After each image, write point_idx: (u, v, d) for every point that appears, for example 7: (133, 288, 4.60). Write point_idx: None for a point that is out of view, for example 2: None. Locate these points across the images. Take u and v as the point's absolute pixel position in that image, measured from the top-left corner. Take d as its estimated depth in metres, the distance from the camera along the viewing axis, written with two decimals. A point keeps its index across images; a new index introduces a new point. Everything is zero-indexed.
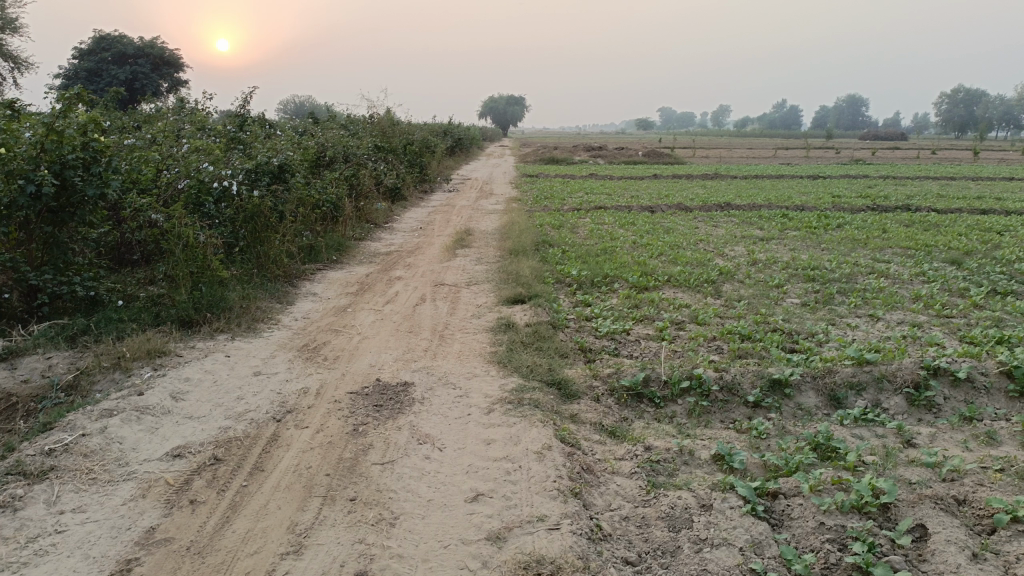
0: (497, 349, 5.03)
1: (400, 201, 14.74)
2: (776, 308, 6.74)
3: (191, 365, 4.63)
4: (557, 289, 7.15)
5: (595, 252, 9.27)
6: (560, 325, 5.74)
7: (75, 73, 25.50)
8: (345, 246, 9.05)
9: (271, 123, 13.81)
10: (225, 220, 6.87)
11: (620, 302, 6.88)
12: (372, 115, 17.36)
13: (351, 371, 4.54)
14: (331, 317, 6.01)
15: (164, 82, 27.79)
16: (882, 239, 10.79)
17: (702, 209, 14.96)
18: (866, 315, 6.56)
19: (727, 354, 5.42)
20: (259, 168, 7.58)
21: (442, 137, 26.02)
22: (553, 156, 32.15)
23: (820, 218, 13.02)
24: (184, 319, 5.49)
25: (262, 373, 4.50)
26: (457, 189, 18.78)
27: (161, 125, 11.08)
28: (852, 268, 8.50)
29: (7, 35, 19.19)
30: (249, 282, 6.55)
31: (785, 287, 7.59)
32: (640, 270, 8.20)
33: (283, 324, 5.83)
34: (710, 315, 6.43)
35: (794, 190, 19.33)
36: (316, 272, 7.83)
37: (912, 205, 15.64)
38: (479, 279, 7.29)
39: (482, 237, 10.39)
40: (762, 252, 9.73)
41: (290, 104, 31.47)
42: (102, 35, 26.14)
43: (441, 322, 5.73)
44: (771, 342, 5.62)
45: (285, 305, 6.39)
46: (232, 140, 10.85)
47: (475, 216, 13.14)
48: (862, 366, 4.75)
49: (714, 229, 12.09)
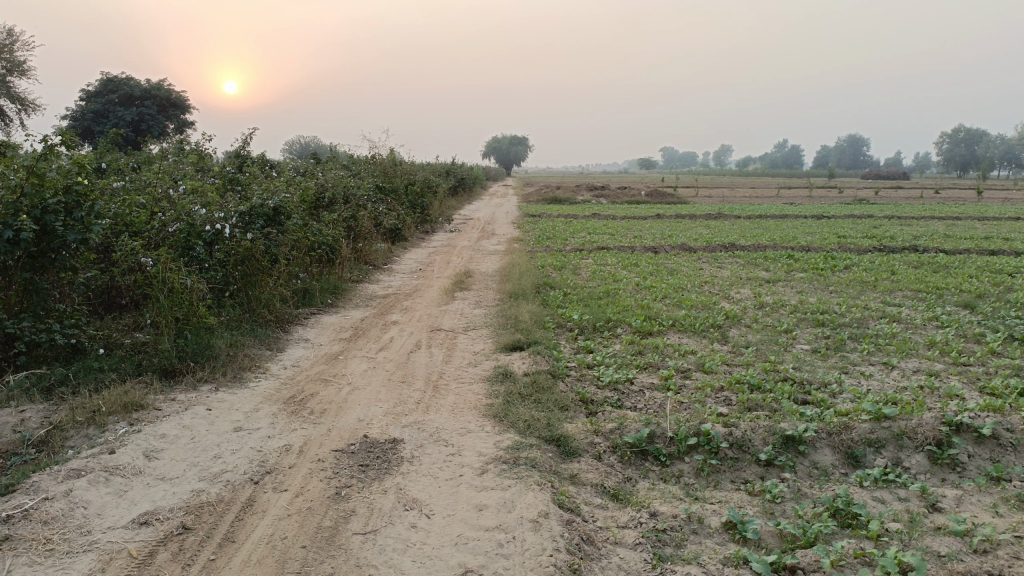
0: (493, 402, 4.77)
1: (400, 242, 14.58)
2: (785, 355, 6.49)
3: (169, 420, 4.38)
4: (558, 335, 6.91)
5: (597, 294, 9.05)
6: (561, 375, 5.49)
7: (82, 114, 25.63)
8: (342, 289, 8.84)
9: (271, 163, 13.73)
10: (215, 264, 6.67)
11: (623, 348, 6.63)
12: (374, 156, 17.30)
13: (338, 426, 4.28)
14: (322, 366, 5.77)
15: (170, 124, 27.93)
16: (891, 281, 10.56)
17: (706, 249, 14.77)
18: (880, 363, 6.29)
19: (735, 406, 5.16)
20: (253, 211, 7.41)
21: (445, 178, 26.03)
22: (556, 196, 32.14)
23: (827, 259, 12.81)
24: (167, 368, 5.26)
25: (243, 429, 4.25)
26: (458, 230, 18.66)
27: (160, 165, 10.97)
28: (862, 313, 8.26)
29: (15, 77, 19.28)
30: (238, 327, 6.33)
31: (794, 332, 7.35)
32: (644, 314, 7.97)
33: (271, 372, 5.59)
34: (717, 363, 6.18)
35: (799, 230, 19.18)
36: (310, 316, 7.61)
37: (920, 245, 15.44)
38: (477, 324, 7.06)
39: (482, 279, 10.19)
40: (768, 295, 9.51)
41: (295, 145, 31.62)
42: (110, 77, 26.37)
43: (435, 371, 5.49)
44: (781, 392, 5.36)
45: (275, 352, 6.15)
46: (230, 181, 10.73)
47: (477, 257, 12.97)
48: (880, 421, 4.49)
49: (719, 270, 11.89)
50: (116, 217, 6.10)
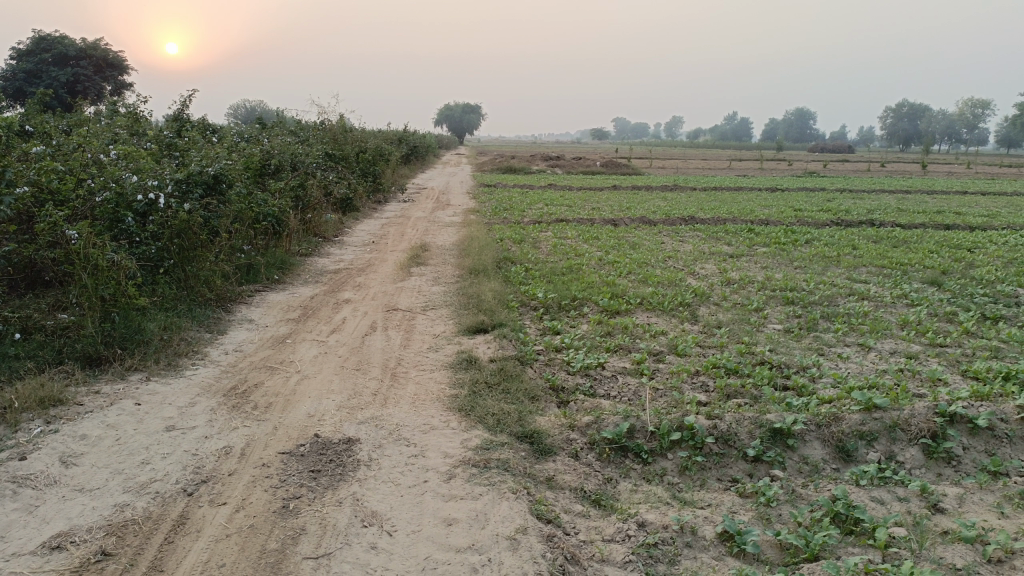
0: (458, 392, 4.37)
1: (351, 213, 13.96)
2: (759, 336, 6.22)
3: (90, 418, 3.87)
4: (522, 314, 6.52)
5: (560, 270, 8.68)
6: (528, 360, 5.10)
7: (12, 73, 24.11)
8: (290, 264, 8.29)
9: (213, 128, 12.95)
10: (147, 238, 6.11)
11: (591, 329, 6.29)
12: (323, 122, 16.54)
13: (285, 423, 3.84)
14: (267, 351, 5.28)
15: (107, 85, 26.41)
16: (854, 256, 10.43)
17: (665, 222, 14.51)
18: (856, 345, 6.06)
19: (714, 395, 4.85)
20: (190, 178, 6.83)
21: (398, 146, 25.31)
22: (510, 166, 31.57)
23: (788, 233, 12.66)
24: (92, 355, 4.72)
25: (177, 428, 3.77)
26: (412, 200, 18.08)
27: (91, 128, 10.17)
28: (831, 289, 8.06)
29: None
30: (173, 308, 5.79)
31: (765, 310, 7.09)
32: (610, 291, 7.63)
33: (210, 359, 5.08)
34: (690, 345, 5.88)
35: (757, 203, 19.10)
36: (254, 294, 7.08)
37: (876, 219, 15.44)
38: (436, 303, 6.62)
39: (438, 253, 9.72)
40: (734, 270, 9.26)
41: (242, 110, 30.39)
42: (41, 35, 24.78)
43: (393, 356, 5.06)
44: (761, 378, 5.07)
45: (215, 335, 5.64)
46: (168, 147, 10.01)
47: (432, 229, 12.46)
48: (870, 412, 4.23)
49: (681, 244, 11.62)
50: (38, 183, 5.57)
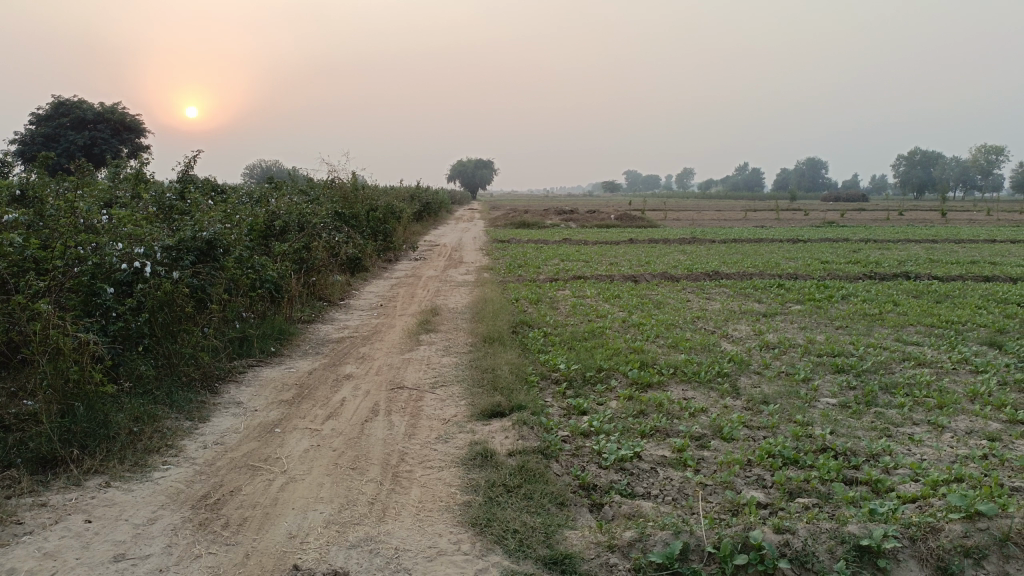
0: (470, 500, 3.65)
1: (360, 273, 13.39)
2: (813, 414, 5.47)
3: (25, 545, 3.18)
4: (543, 390, 5.82)
5: (581, 335, 7.98)
6: (553, 453, 4.39)
7: (31, 139, 24.16)
8: (288, 334, 7.66)
9: (218, 189, 12.50)
10: (125, 313, 5.36)
11: (621, 408, 5.57)
12: (333, 180, 16.11)
13: (259, 550, 3.14)
14: (252, 442, 4.60)
15: (125, 148, 26.29)
16: (897, 314, 9.69)
17: (689, 278, 13.83)
18: (927, 425, 5.30)
19: (774, 494, 4.10)
20: (181, 244, 6.37)
21: (410, 203, 24.97)
22: (524, 220, 31.20)
23: (820, 289, 11.94)
24: (45, 457, 4.06)
25: (129, 558, 3.08)
26: (424, 258, 17.53)
27: (89, 190, 9.70)
28: (882, 354, 7.30)
29: None
30: (149, 395, 5.15)
31: (814, 381, 6.34)
32: (638, 359, 6.92)
33: (185, 455, 4.40)
34: (736, 427, 5.13)
35: (781, 255, 18.44)
36: (247, 370, 6.44)
37: (910, 271, 14.71)
38: (447, 379, 5.93)
39: (450, 317, 9.07)
40: (771, 332, 8.54)
41: (257, 169, 30.39)
42: (61, 100, 24.88)
43: (396, 449, 4.36)
44: (826, 470, 4.33)
45: (196, 423, 4.97)
46: (166, 210, 9.50)
47: (444, 289, 11.84)
48: (973, 521, 3.46)
49: (709, 302, 10.92)
50: (10, 256, 5.01)
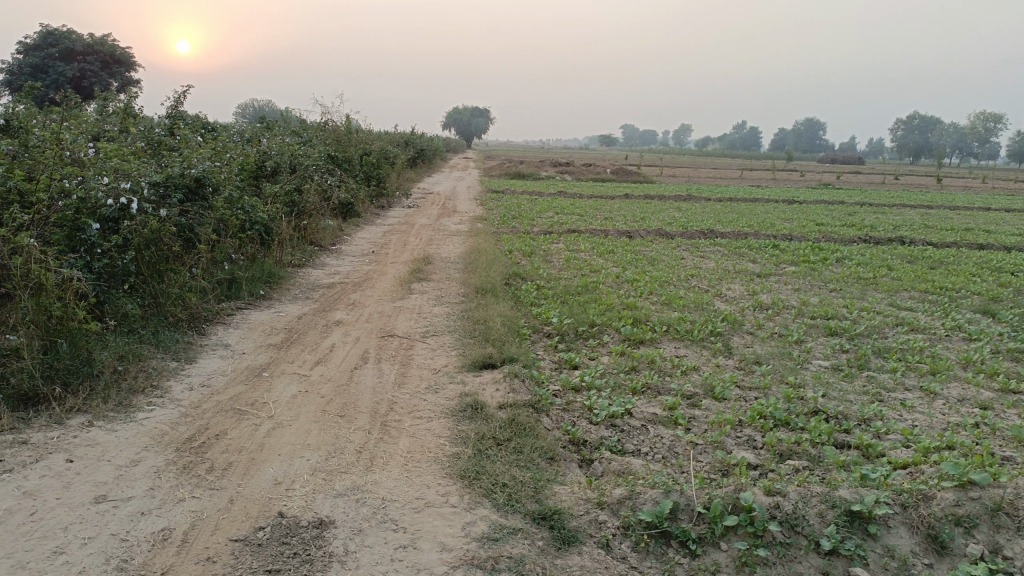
0: (459, 452, 3.61)
1: (352, 219, 13.23)
2: (805, 377, 5.44)
3: (4, 483, 3.11)
4: (535, 344, 5.77)
5: (574, 289, 7.91)
6: (544, 407, 4.34)
7: (18, 68, 23.55)
8: (278, 278, 7.54)
9: (209, 127, 12.22)
10: (110, 250, 5.23)
11: (613, 364, 5.52)
12: (326, 122, 15.80)
13: (243, 495, 3.09)
14: (239, 386, 4.53)
15: (114, 82, 25.66)
16: (891, 279, 9.64)
17: (683, 236, 13.74)
18: (919, 391, 5.28)
19: (764, 456, 4.08)
20: (168, 181, 6.21)
21: (404, 149, 24.62)
22: (519, 172, 30.88)
23: (815, 251, 11.88)
24: (26, 394, 3.97)
25: (110, 500, 3.02)
26: (417, 205, 17.33)
27: (75, 122, 9.44)
28: (875, 318, 7.27)
29: None
30: (134, 334, 5.05)
31: (807, 343, 6.30)
32: (631, 315, 6.86)
33: (170, 396, 4.33)
34: (728, 386, 5.09)
35: (777, 216, 18.34)
36: (235, 313, 6.34)
37: (905, 237, 14.65)
38: (438, 329, 5.86)
39: (442, 266, 8.96)
40: (764, 292, 8.49)
41: (249, 109, 29.85)
42: (49, 29, 24.18)
43: (385, 397, 4.30)
44: (818, 434, 4.31)
45: (182, 365, 4.89)
46: (154, 147, 9.28)
47: (436, 238, 11.70)
48: (964, 490, 3.45)
49: (703, 261, 10.85)
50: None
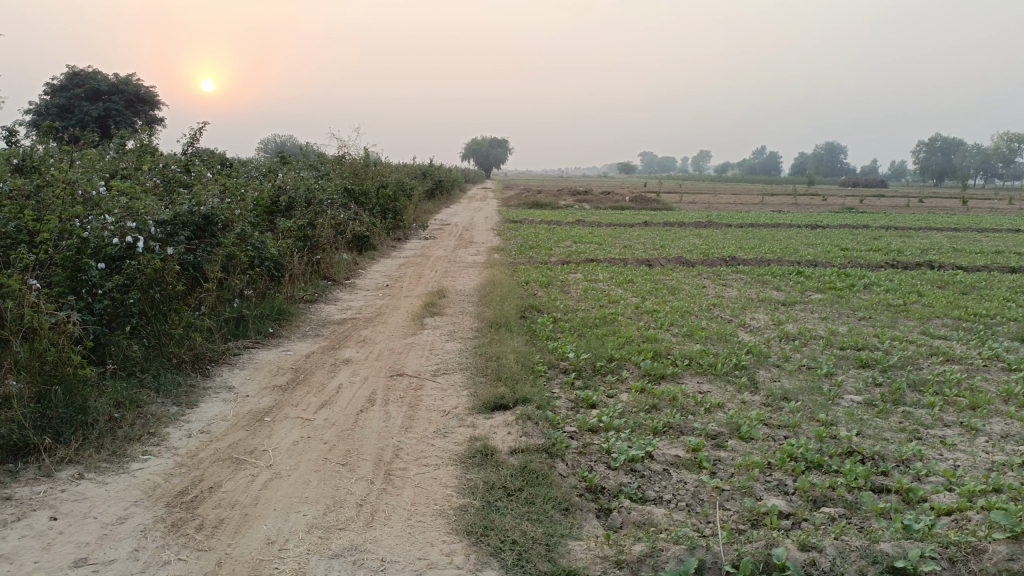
0: (467, 504, 3.37)
1: (368, 252, 13.11)
2: (837, 413, 5.14)
3: None
4: (551, 381, 5.52)
5: (592, 322, 7.67)
6: (559, 452, 4.09)
7: (45, 108, 23.93)
8: (288, 315, 7.38)
9: (225, 162, 12.21)
10: (112, 291, 5.08)
11: (633, 401, 5.26)
12: (343, 156, 15.79)
13: (233, 557, 2.87)
14: (240, 431, 4.33)
15: (138, 120, 25.99)
16: (922, 306, 9.29)
17: (704, 263, 13.46)
18: (959, 427, 4.96)
19: (796, 503, 3.80)
20: (176, 219, 6.08)
21: (422, 181, 24.64)
22: (537, 201, 30.79)
23: (841, 277, 11.56)
24: (16, 445, 3.80)
25: (91, 563, 2.82)
26: (434, 237, 17.21)
27: (90, 160, 9.43)
28: (908, 348, 6.95)
29: None
30: (135, 378, 4.88)
31: (837, 376, 6.00)
32: (652, 348, 6.60)
33: (167, 445, 4.14)
34: (755, 425, 4.81)
35: (800, 241, 18.02)
36: (243, 352, 6.17)
37: (934, 260, 14.25)
38: (450, 367, 5.64)
39: (456, 300, 8.78)
40: (790, 322, 8.19)
41: (270, 144, 30.14)
42: (75, 70, 24.60)
43: (391, 443, 4.07)
44: (854, 477, 4.02)
45: (183, 410, 4.70)
46: (168, 183, 9.22)
47: (452, 270, 11.53)
48: (1019, 542, 3.14)
49: (725, 289, 10.57)
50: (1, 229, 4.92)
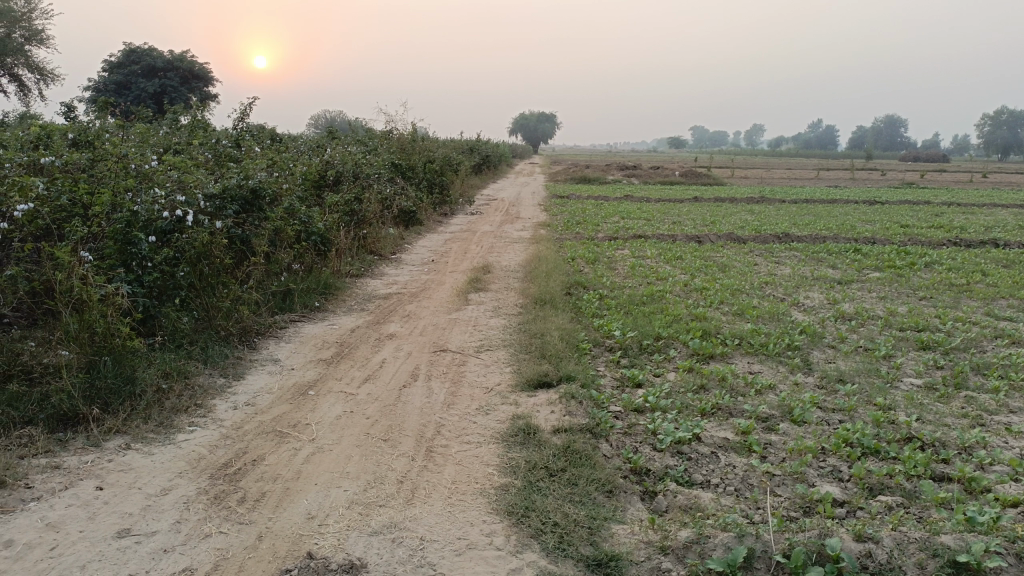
0: (508, 483, 3.31)
1: (414, 227, 13.12)
2: (895, 397, 4.94)
3: (28, 513, 2.96)
4: (597, 359, 5.43)
5: (639, 299, 7.53)
6: (603, 432, 4.01)
7: (104, 85, 24.44)
8: (335, 289, 7.41)
9: (274, 137, 12.29)
10: (160, 264, 5.11)
11: (680, 381, 5.14)
12: (391, 130, 15.78)
13: (273, 531, 2.86)
14: (284, 404, 4.33)
15: (193, 97, 26.39)
16: (986, 285, 8.91)
17: (756, 240, 13.13)
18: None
19: (851, 490, 3.65)
20: (225, 193, 6.08)
21: (469, 156, 24.59)
22: (585, 176, 30.48)
23: (900, 255, 11.16)
24: (66, 415, 3.86)
25: (134, 534, 2.83)
26: (480, 212, 17.16)
27: (143, 135, 9.57)
28: (972, 330, 6.65)
29: (33, 47, 18.43)
30: (182, 350, 4.93)
31: (896, 359, 5.78)
32: (701, 326, 6.44)
33: (212, 416, 4.17)
34: (808, 408, 4.65)
35: (857, 218, 17.47)
36: (289, 326, 6.21)
37: (998, 238, 13.67)
38: (494, 343, 5.58)
39: (502, 275, 8.70)
40: (845, 301, 7.93)
41: (320, 119, 30.37)
42: (133, 47, 25.05)
43: (433, 420, 4.03)
44: (913, 465, 3.84)
45: (229, 382, 4.74)
46: (218, 157, 9.30)
47: (498, 245, 11.46)
48: None
49: (778, 267, 10.29)
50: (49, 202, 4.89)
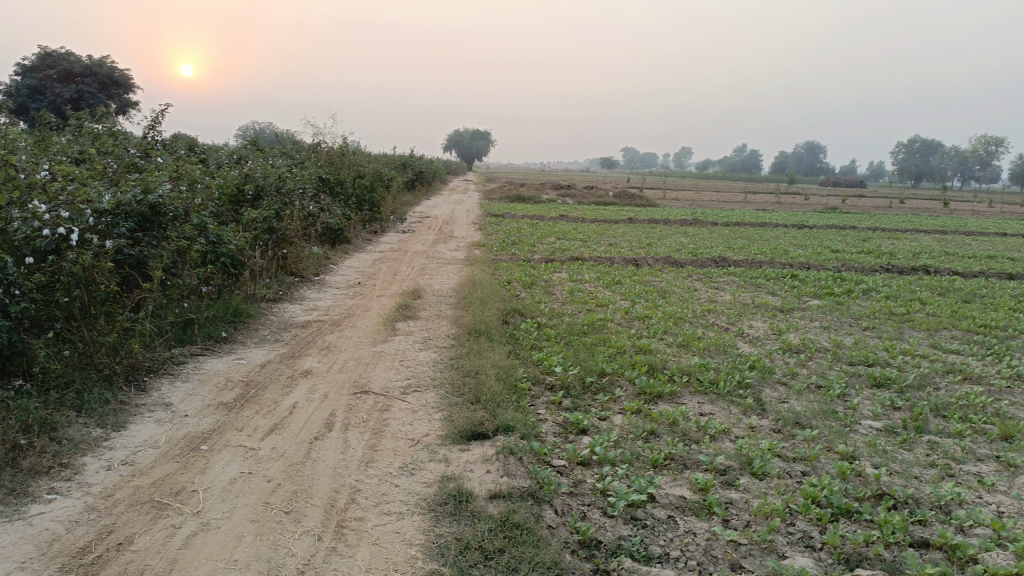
0: (435, 572, 2.74)
1: (341, 246, 12.41)
2: (857, 444, 4.56)
3: None
4: (536, 402, 4.90)
5: (580, 328, 7.05)
6: (545, 496, 3.47)
7: (14, 89, 22.87)
8: (247, 316, 6.70)
9: (191, 147, 11.42)
10: (32, 291, 4.35)
11: (628, 426, 4.64)
12: (319, 144, 15.01)
13: None
14: (169, 464, 3.65)
15: (113, 104, 24.95)
16: (926, 315, 8.79)
17: (694, 264, 12.90)
18: (996, 462, 4.40)
19: (827, 562, 3.21)
20: (118, 208, 5.29)
21: (402, 172, 23.93)
22: (520, 194, 30.18)
23: (837, 281, 11.04)
24: None
25: None
26: (412, 230, 16.53)
27: (38, 143, 8.64)
28: (923, 364, 6.40)
29: None
30: (50, 396, 4.17)
31: (852, 398, 5.44)
32: (647, 360, 5.99)
33: (79, 480, 3.45)
34: (768, 458, 4.21)
35: (790, 242, 17.55)
36: (189, 361, 5.48)
37: (928, 265, 13.79)
38: (422, 383, 4.99)
39: (433, 301, 8.11)
40: (790, 331, 7.63)
41: (249, 131, 29.28)
42: (47, 51, 23.48)
43: (346, 483, 3.42)
44: (892, 530, 3.43)
45: (107, 434, 4.01)
46: (122, 166, 8.45)
47: (430, 267, 10.88)
48: None
49: (719, 293, 10.00)
50: None
